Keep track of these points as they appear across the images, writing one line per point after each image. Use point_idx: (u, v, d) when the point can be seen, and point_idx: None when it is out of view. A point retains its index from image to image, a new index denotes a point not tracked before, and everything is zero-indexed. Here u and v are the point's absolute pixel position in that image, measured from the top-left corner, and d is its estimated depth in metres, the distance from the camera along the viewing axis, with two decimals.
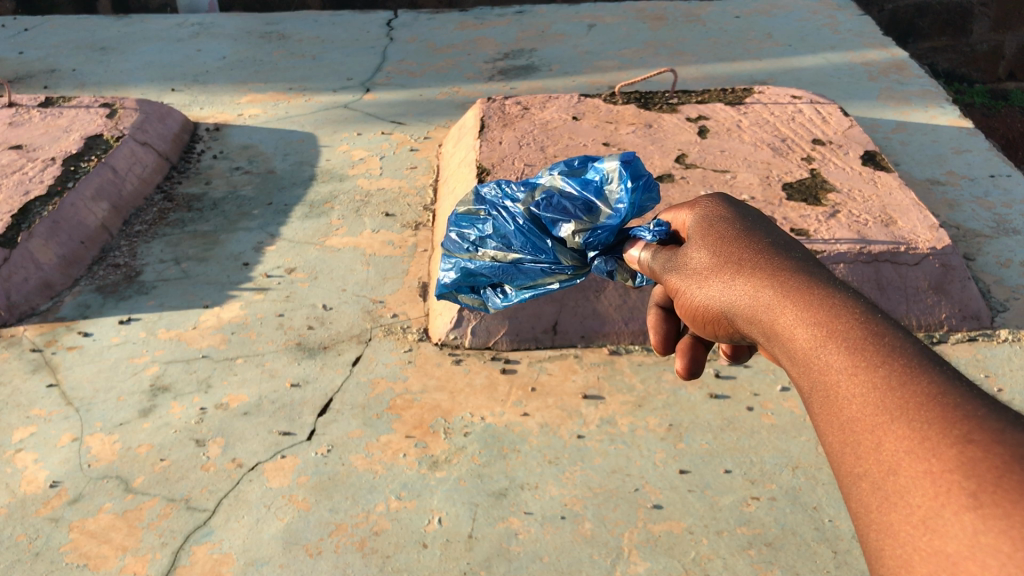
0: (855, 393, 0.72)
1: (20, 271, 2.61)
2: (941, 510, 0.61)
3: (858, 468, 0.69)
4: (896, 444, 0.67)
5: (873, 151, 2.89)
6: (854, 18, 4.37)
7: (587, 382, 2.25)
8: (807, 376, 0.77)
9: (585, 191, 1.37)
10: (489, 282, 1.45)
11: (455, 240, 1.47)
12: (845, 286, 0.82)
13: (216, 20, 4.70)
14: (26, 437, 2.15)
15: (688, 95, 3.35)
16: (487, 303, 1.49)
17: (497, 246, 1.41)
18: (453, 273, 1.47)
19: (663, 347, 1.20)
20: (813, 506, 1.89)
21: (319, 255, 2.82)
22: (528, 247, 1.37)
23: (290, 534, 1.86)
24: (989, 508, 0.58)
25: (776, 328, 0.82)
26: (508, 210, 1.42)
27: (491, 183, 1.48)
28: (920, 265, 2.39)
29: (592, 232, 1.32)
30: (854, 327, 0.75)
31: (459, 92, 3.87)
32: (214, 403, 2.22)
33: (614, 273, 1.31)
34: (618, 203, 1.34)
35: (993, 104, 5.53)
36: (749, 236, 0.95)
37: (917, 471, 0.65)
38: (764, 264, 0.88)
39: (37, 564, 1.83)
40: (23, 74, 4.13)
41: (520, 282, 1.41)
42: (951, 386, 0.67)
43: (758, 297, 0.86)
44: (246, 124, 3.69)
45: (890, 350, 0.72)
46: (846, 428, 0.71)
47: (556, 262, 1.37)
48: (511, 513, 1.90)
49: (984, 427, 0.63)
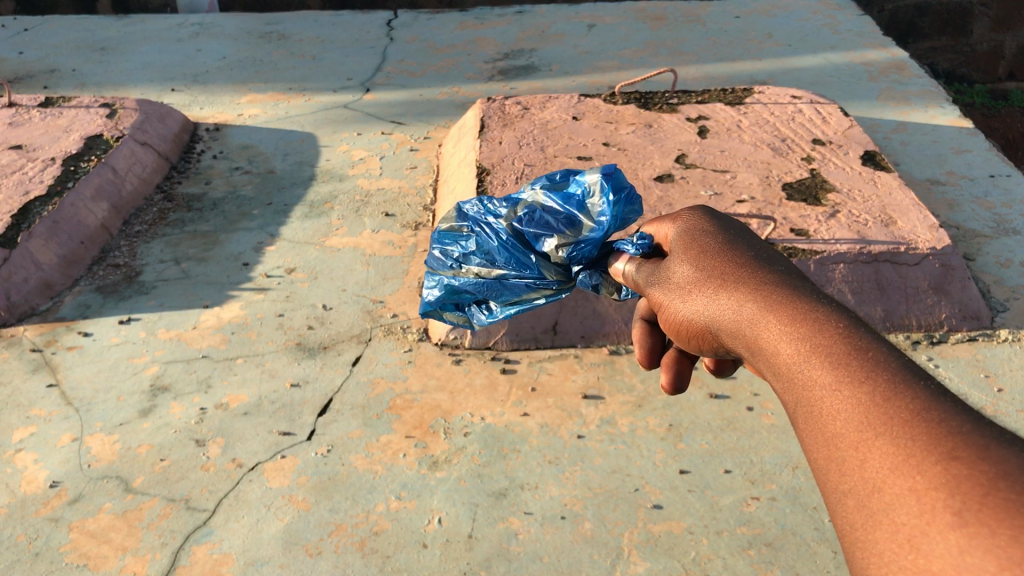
0: (838, 409, 0.72)
1: (20, 271, 2.61)
2: (926, 528, 0.62)
3: (841, 485, 0.69)
4: (880, 460, 0.67)
5: (872, 151, 2.89)
6: (854, 18, 4.37)
7: (587, 382, 2.25)
8: (791, 392, 0.77)
9: (568, 205, 1.38)
10: (474, 299, 1.44)
11: (438, 257, 1.44)
12: (829, 302, 0.82)
13: (216, 20, 4.70)
14: (26, 437, 2.15)
15: (688, 95, 3.35)
16: (472, 320, 1.47)
17: (481, 263, 1.39)
18: (437, 290, 1.44)
19: (649, 362, 1.20)
20: (813, 506, 1.89)
21: (319, 255, 2.82)
22: (512, 263, 1.36)
23: (290, 534, 1.86)
24: (975, 526, 0.59)
25: (760, 343, 0.83)
26: (490, 226, 1.41)
27: (474, 200, 1.48)
28: (920, 265, 2.39)
29: (575, 246, 1.32)
30: (837, 342, 0.76)
31: (459, 92, 3.88)
32: (214, 403, 2.22)
33: (598, 287, 1.33)
34: (600, 215, 1.34)
35: (993, 104, 5.53)
36: (734, 250, 0.95)
37: (901, 488, 0.65)
38: (749, 278, 0.89)
39: (37, 564, 1.83)
40: (24, 74, 4.13)
41: (505, 298, 1.40)
42: (934, 402, 0.68)
43: (742, 311, 0.86)
44: (246, 123, 3.69)
45: (874, 365, 0.73)
46: (830, 444, 0.72)
47: (540, 277, 1.36)
48: (511, 514, 1.89)
49: (969, 444, 0.64)
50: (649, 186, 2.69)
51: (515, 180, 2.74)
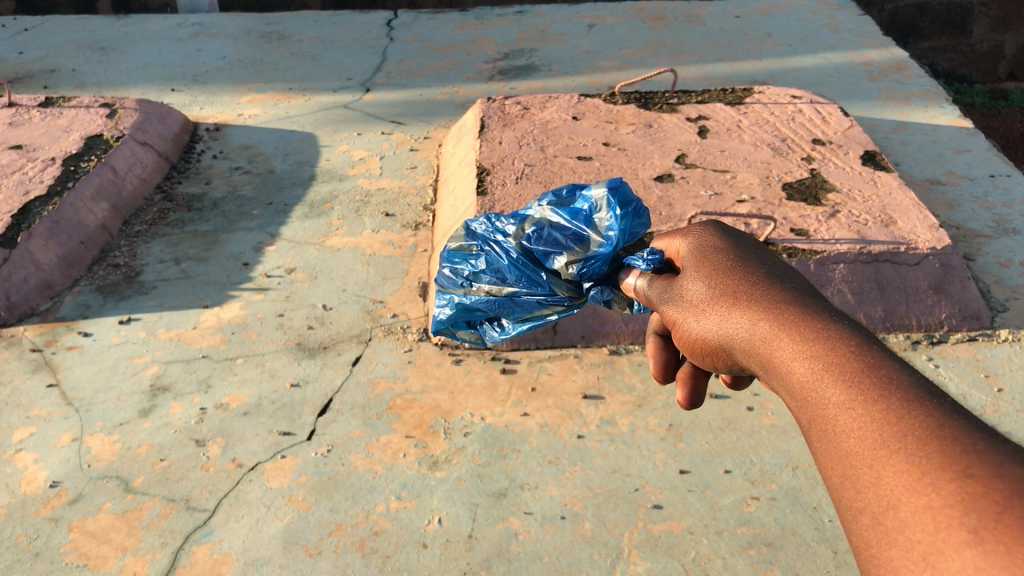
0: (852, 427, 0.72)
1: (20, 271, 2.61)
2: (942, 546, 0.61)
3: (856, 502, 0.69)
4: (894, 478, 0.67)
5: (873, 151, 2.89)
6: (854, 18, 4.37)
7: (587, 382, 2.25)
8: (805, 410, 0.77)
9: (575, 221, 1.37)
10: (486, 316, 1.44)
11: (448, 276, 1.44)
12: (842, 319, 0.82)
13: (216, 20, 4.70)
14: (26, 437, 2.15)
15: (688, 95, 3.35)
16: (484, 337, 1.47)
17: (491, 281, 1.40)
18: (448, 309, 1.44)
19: (663, 376, 1.19)
20: (813, 506, 1.89)
21: (319, 255, 2.82)
22: (523, 280, 1.37)
23: (290, 534, 1.86)
24: (992, 544, 0.58)
25: (773, 361, 0.83)
26: (500, 244, 1.40)
27: (481, 218, 1.47)
28: (920, 265, 2.39)
29: (585, 262, 1.31)
30: (850, 359, 0.76)
31: (459, 92, 3.88)
32: (214, 403, 2.22)
33: (610, 302, 1.30)
34: (608, 230, 1.34)
35: (993, 104, 5.53)
36: (746, 266, 0.95)
37: (916, 505, 0.65)
38: (761, 295, 0.89)
39: (37, 564, 1.83)
40: (24, 73, 4.13)
41: (517, 314, 1.41)
42: (948, 420, 0.68)
43: (754, 329, 0.87)
44: (246, 123, 3.69)
45: (887, 382, 0.73)
46: (844, 463, 0.72)
47: (552, 293, 1.36)
48: (511, 513, 1.89)
49: (983, 461, 0.63)
50: (649, 186, 2.69)
51: (515, 180, 2.75)
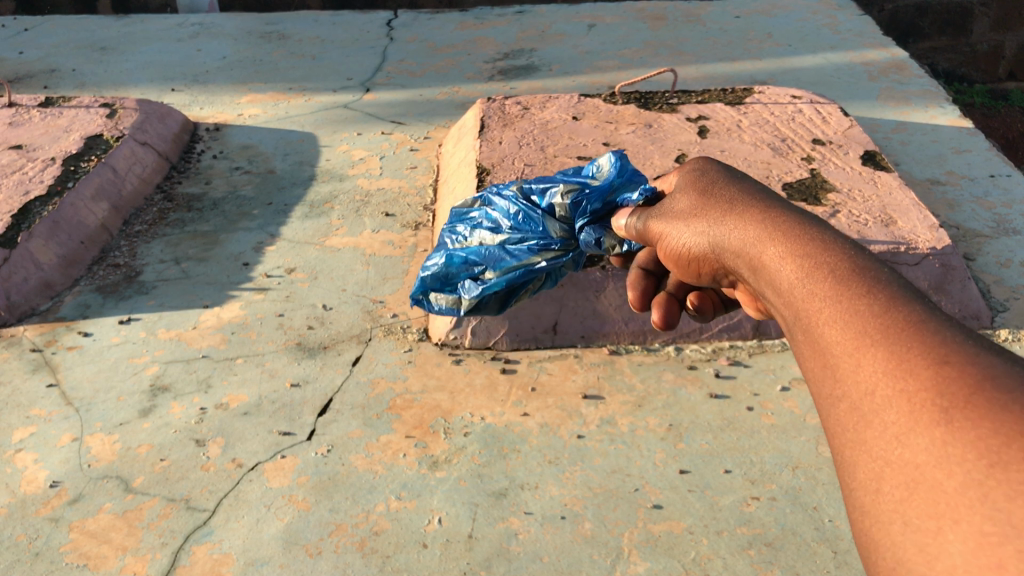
0: (880, 390, 0.76)
1: (20, 271, 2.60)
2: (952, 499, 0.67)
3: (877, 452, 0.75)
4: (913, 435, 0.72)
5: (873, 151, 2.89)
6: (854, 18, 4.37)
7: (587, 382, 2.25)
8: (836, 361, 0.82)
9: (573, 179, 1.75)
10: (476, 267, 1.85)
11: (448, 236, 1.94)
12: (878, 274, 0.85)
13: (216, 20, 4.70)
14: (26, 437, 2.15)
15: (688, 95, 3.35)
16: (464, 292, 1.88)
17: (488, 230, 1.87)
18: (436, 262, 1.91)
19: (641, 304, 1.44)
20: (813, 506, 1.89)
21: (319, 254, 2.82)
22: (525, 228, 1.79)
23: (290, 534, 1.86)
24: (996, 502, 0.64)
25: (807, 316, 0.87)
26: (503, 197, 1.87)
27: (500, 188, 1.91)
28: (920, 265, 2.38)
29: (579, 194, 1.69)
30: (883, 321, 0.80)
31: (459, 92, 3.87)
32: (214, 403, 2.22)
33: (602, 242, 1.64)
34: (604, 176, 1.71)
35: (993, 103, 5.54)
36: (784, 226, 0.98)
37: (934, 463, 0.70)
38: (799, 253, 0.92)
39: (37, 564, 1.83)
40: (24, 73, 4.13)
41: (506, 263, 1.80)
42: (968, 380, 0.71)
43: (792, 287, 0.90)
44: (246, 123, 3.69)
45: (916, 345, 0.76)
46: (871, 417, 0.76)
47: (545, 236, 1.76)
48: (511, 513, 1.89)
49: (995, 423, 0.67)
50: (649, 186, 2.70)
51: (515, 181, 2.75)
